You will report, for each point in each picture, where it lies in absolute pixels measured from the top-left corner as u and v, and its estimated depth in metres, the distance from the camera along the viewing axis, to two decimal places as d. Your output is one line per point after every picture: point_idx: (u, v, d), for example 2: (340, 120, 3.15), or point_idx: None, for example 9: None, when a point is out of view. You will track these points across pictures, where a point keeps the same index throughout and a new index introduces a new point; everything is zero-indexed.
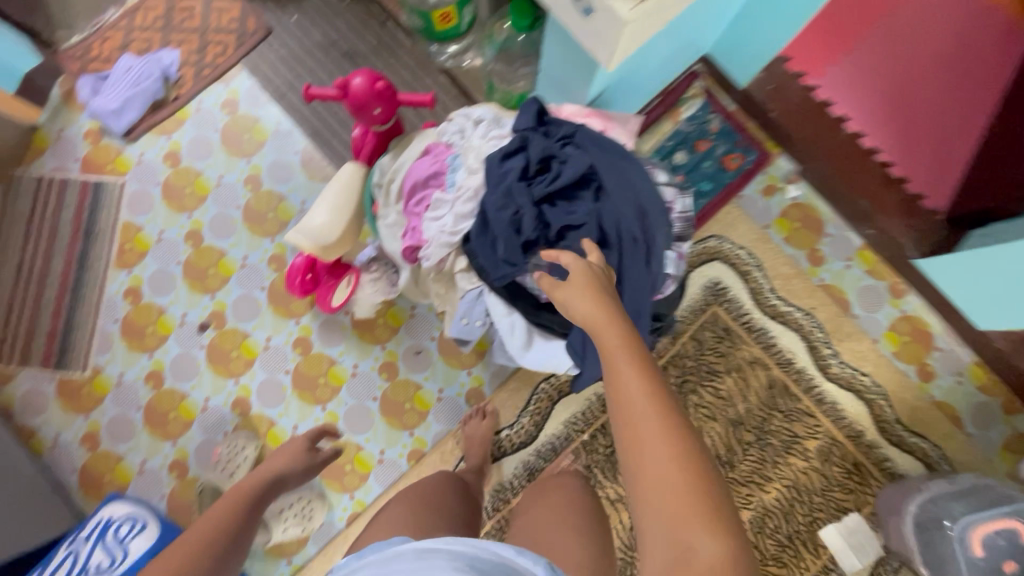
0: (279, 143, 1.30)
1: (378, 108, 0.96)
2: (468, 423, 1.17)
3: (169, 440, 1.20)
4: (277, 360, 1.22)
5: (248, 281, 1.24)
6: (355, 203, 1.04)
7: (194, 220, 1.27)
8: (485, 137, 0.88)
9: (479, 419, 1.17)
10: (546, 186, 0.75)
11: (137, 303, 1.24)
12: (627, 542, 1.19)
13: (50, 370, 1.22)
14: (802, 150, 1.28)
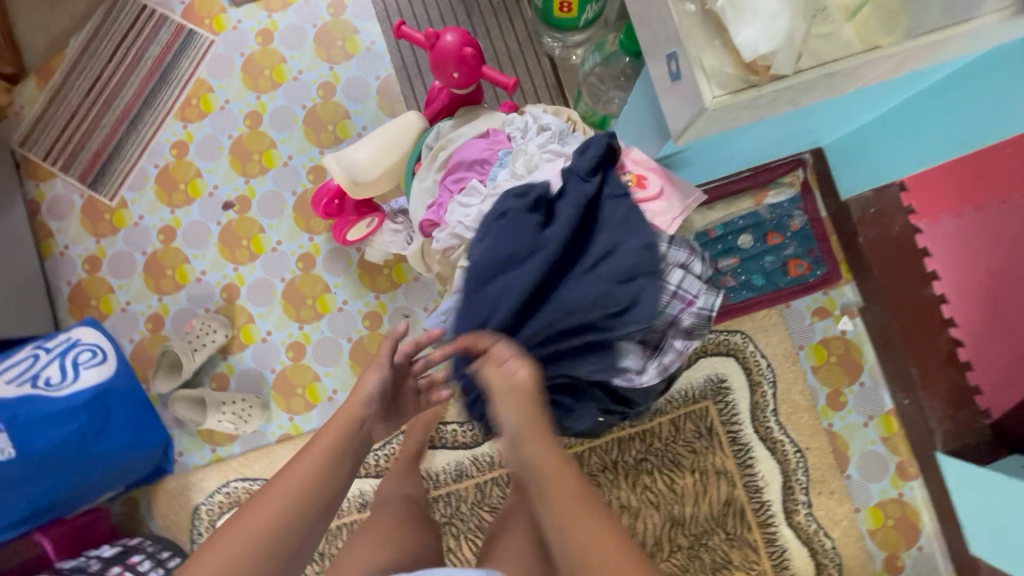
0: (366, 63, 1.28)
1: (457, 71, 0.91)
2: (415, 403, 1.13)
3: (157, 294, 1.25)
4: (276, 265, 1.25)
5: (283, 181, 1.26)
6: (400, 155, 1.02)
7: (260, 104, 1.28)
8: (542, 147, 0.82)
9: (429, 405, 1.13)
10: (563, 223, 0.70)
11: (179, 158, 1.28)
12: None
13: (83, 185, 1.27)
14: (872, 288, 1.16)
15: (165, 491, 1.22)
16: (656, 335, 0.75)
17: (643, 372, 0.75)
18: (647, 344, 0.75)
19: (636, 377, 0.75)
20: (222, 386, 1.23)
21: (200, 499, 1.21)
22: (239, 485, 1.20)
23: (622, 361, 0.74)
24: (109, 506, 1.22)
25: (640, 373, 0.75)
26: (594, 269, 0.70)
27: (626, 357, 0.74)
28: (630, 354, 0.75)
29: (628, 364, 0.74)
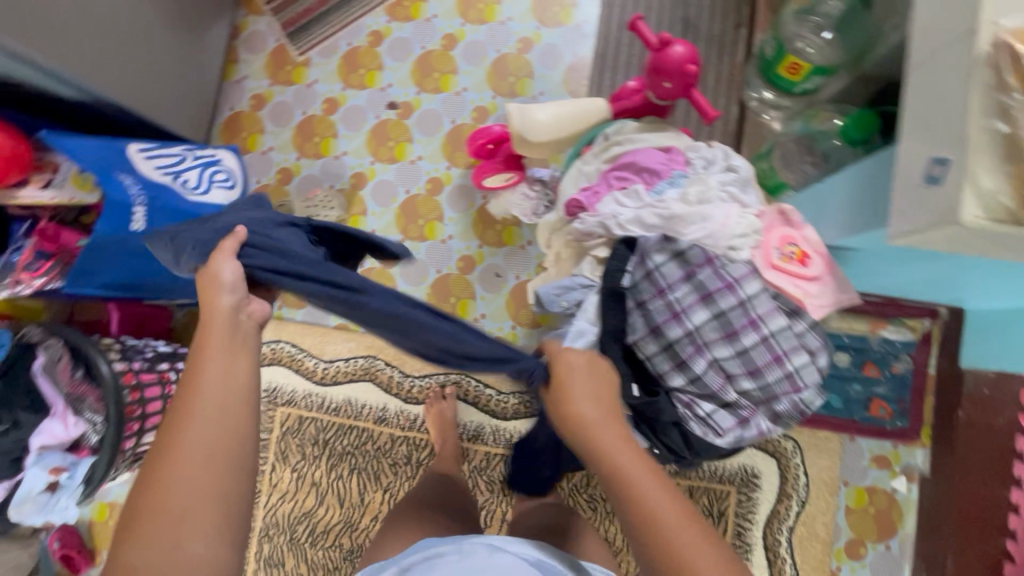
0: (570, 38, 1.32)
1: (671, 84, 0.92)
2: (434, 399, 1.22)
3: (296, 153, 1.33)
4: (408, 176, 1.31)
5: (448, 107, 1.32)
6: (573, 132, 1.04)
7: (461, 31, 1.34)
8: (722, 184, 0.81)
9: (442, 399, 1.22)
10: (713, 257, 0.73)
11: (370, 46, 1.35)
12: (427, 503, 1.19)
13: (282, 32, 1.37)
14: (946, 464, 1.12)
15: None
16: (747, 404, 0.72)
17: (720, 432, 0.72)
18: (734, 407, 0.72)
19: (709, 433, 0.72)
20: None
21: None
22: (286, 347, 1.28)
23: (703, 410, 0.72)
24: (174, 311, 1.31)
25: (717, 432, 0.72)
26: (724, 313, 0.70)
27: (709, 409, 0.72)
28: (714, 409, 0.72)
29: (709, 417, 0.72)
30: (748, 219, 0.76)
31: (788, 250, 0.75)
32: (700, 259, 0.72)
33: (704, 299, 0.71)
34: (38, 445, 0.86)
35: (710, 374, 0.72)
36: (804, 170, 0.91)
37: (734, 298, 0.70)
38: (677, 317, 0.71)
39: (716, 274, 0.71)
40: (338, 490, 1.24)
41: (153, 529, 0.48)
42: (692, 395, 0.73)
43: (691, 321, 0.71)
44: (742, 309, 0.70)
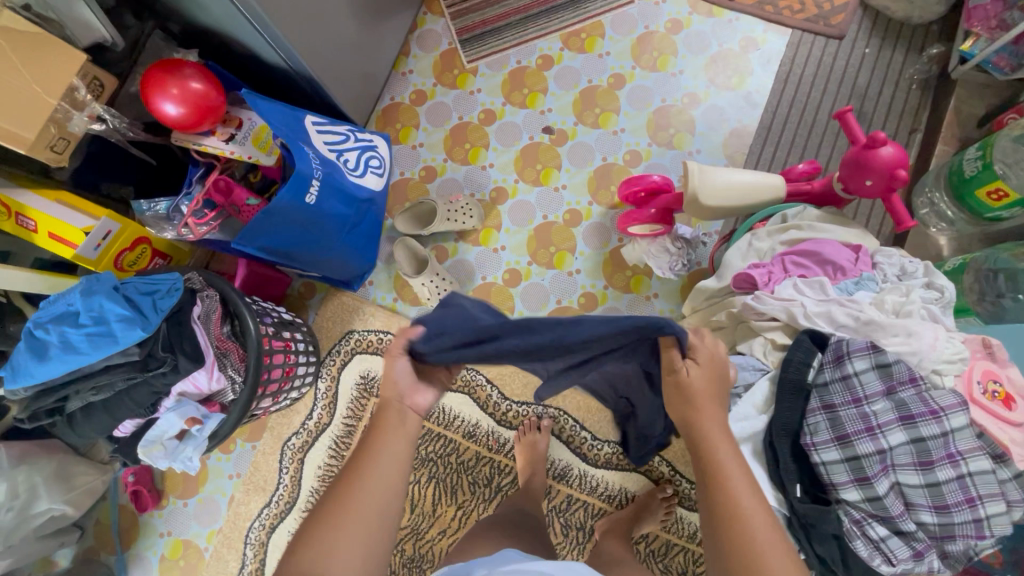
0: (738, 103, 1.31)
1: (873, 182, 0.90)
2: (524, 432, 1.20)
3: (445, 155, 1.35)
4: (549, 202, 1.31)
5: (603, 144, 1.32)
6: (746, 203, 1.03)
7: (631, 74, 1.35)
8: (922, 301, 0.79)
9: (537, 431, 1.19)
10: (918, 377, 0.70)
11: (539, 69, 1.37)
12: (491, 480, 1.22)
13: (456, 37, 1.39)
14: None
15: (339, 301, 1.31)
16: (922, 537, 0.69)
17: (888, 560, 0.69)
18: (906, 535, 0.69)
19: (875, 556, 0.69)
20: (438, 258, 1.31)
21: (358, 328, 1.30)
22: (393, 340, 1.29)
23: (875, 532, 0.70)
24: (293, 279, 1.33)
25: (884, 557, 0.69)
26: (924, 440, 0.68)
27: (881, 534, 0.69)
28: (885, 533, 0.70)
29: (878, 541, 0.69)
30: (954, 345, 0.73)
31: (991, 387, 0.72)
32: (906, 376, 0.70)
33: (904, 420, 0.69)
34: (179, 391, 0.88)
35: (891, 497, 0.69)
36: (1000, 302, 0.86)
37: (937, 428, 0.67)
38: (870, 431, 0.69)
39: (921, 398, 0.69)
40: (411, 495, 1.23)
41: (325, 537, 0.58)
42: (865, 513, 0.70)
43: (886, 438, 0.69)
44: (943, 441, 0.67)
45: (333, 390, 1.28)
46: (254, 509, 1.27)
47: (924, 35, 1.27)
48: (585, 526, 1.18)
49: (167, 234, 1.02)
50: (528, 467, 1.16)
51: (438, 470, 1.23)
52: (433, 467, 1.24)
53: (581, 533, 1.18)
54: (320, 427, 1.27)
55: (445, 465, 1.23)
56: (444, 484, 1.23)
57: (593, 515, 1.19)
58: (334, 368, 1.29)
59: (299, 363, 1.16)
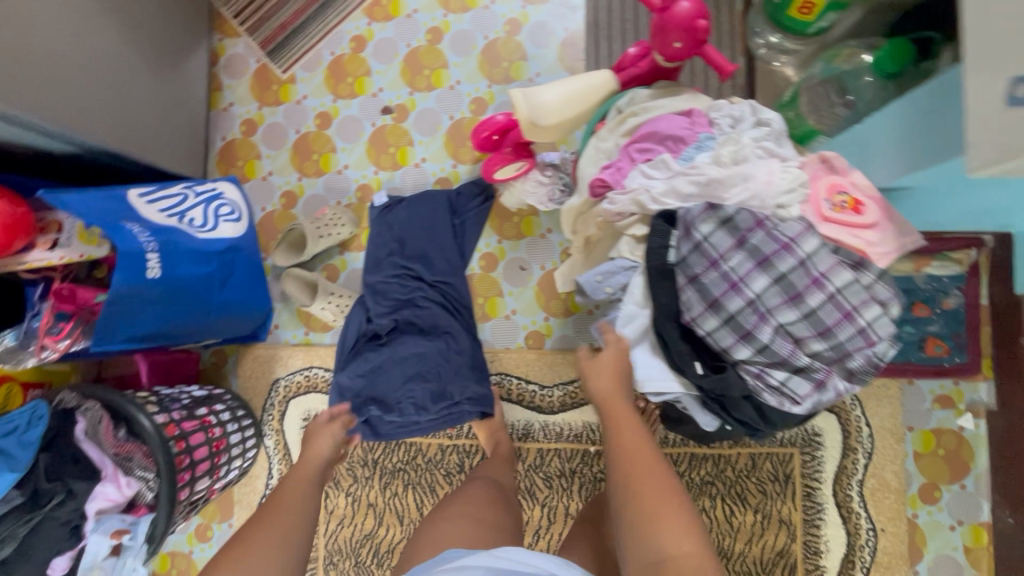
0: (559, 11, 1.26)
1: (682, 42, 0.87)
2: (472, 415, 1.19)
3: (297, 174, 1.29)
4: (415, 179, 1.26)
5: (445, 103, 1.27)
6: (585, 108, 1.00)
7: (445, 22, 1.28)
8: (756, 141, 0.77)
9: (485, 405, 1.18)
10: (764, 219, 0.69)
11: (354, 53, 1.30)
12: (461, 467, 1.21)
13: (262, 52, 1.32)
14: (1014, 394, 1.07)
15: (253, 356, 1.27)
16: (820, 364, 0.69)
17: (796, 399, 0.69)
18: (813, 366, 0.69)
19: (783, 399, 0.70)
20: (331, 277, 1.27)
21: (281, 374, 1.26)
22: (320, 373, 1.25)
23: (775, 379, 0.69)
24: (200, 352, 1.28)
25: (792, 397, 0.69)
26: (784, 276, 0.67)
27: (781, 379, 0.69)
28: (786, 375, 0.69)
29: (782, 385, 0.69)
30: (790, 173, 0.72)
31: (839, 199, 0.71)
32: (752, 223, 0.68)
33: (761, 262, 0.68)
34: (95, 511, 0.85)
35: (778, 341, 0.68)
36: (840, 111, 0.84)
37: (792, 259, 0.67)
38: (733, 286, 0.68)
39: (771, 235, 0.68)
40: (395, 509, 1.22)
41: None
42: (761, 365, 0.70)
43: (753, 283, 0.68)
44: (801, 269, 0.67)
45: (283, 443, 1.25)
46: None
47: None
48: (565, 472, 1.19)
49: (30, 362, 0.97)
50: (488, 440, 1.16)
51: (409, 476, 1.22)
52: (404, 475, 1.22)
53: (562, 483, 1.18)
54: None
55: (413, 468, 1.22)
56: (420, 487, 1.22)
57: (568, 458, 1.19)
58: (274, 421, 1.25)
59: (229, 430, 1.12)
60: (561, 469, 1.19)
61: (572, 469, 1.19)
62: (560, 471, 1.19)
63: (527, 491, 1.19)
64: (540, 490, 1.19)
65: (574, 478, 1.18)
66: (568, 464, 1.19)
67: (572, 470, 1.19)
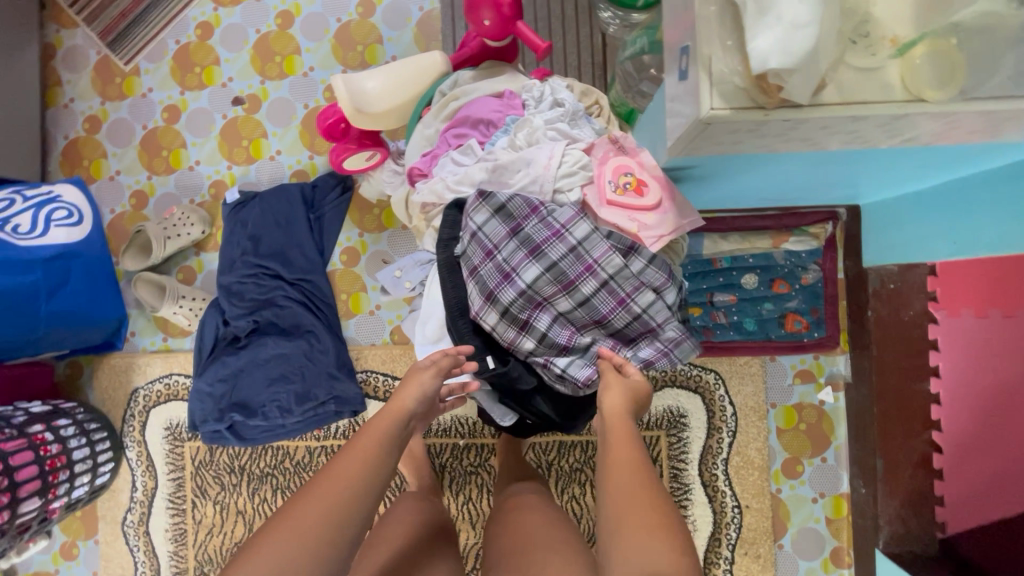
0: None
1: (490, 20, 0.83)
2: (338, 416, 1.16)
3: (146, 172, 1.22)
4: (271, 173, 1.21)
5: (299, 91, 1.21)
6: (413, 93, 0.96)
7: (296, 5, 1.22)
8: (549, 123, 0.74)
9: (350, 404, 1.15)
10: (538, 206, 0.67)
11: (201, 41, 1.22)
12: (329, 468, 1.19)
13: (102, 43, 1.24)
14: (865, 366, 1.08)
15: (110, 366, 1.21)
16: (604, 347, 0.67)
17: (582, 384, 0.66)
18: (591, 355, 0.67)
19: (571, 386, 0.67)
20: (187, 280, 1.22)
21: (140, 383, 1.21)
22: (181, 380, 1.20)
23: (556, 369, 0.67)
24: (54, 364, 1.21)
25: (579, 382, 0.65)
26: (554, 262, 0.65)
27: (566, 363, 0.67)
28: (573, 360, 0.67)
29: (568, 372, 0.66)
30: (573, 155, 0.69)
31: (623, 180, 0.68)
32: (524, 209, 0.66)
33: (534, 250, 0.66)
34: None
35: (558, 328, 0.67)
36: (646, 89, 0.82)
37: (562, 246, 0.65)
38: (507, 276, 0.66)
39: (542, 222, 0.66)
40: (264, 514, 1.19)
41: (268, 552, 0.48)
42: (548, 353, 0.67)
43: (527, 272, 0.66)
44: (571, 255, 0.65)
45: (145, 455, 1.21)
46: None
47: None
48: (435, 467, 1.17)
49: None
50: None
51: (278, 481, 1.19)
52: (273, 480, 1.19)
53: (433, 478, 1.17)
54: (149, 493, 1.21)
55: (281, 472, 1.19)
56: (289, 490, 1.19)
57: (438, 453, 1.17)
58: (136, 432, 1.21)
59: (72, 446, 1.08)
60: (432, 465, 1.17)
61: (442, 464, 1.17)
62: (430, 467, 1.17)
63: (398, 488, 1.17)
64: (413, 487, 1.17)
65: (446, 473, 1.17)
66: (438, 460, 1.17)
67: (442, 465, 1.17)
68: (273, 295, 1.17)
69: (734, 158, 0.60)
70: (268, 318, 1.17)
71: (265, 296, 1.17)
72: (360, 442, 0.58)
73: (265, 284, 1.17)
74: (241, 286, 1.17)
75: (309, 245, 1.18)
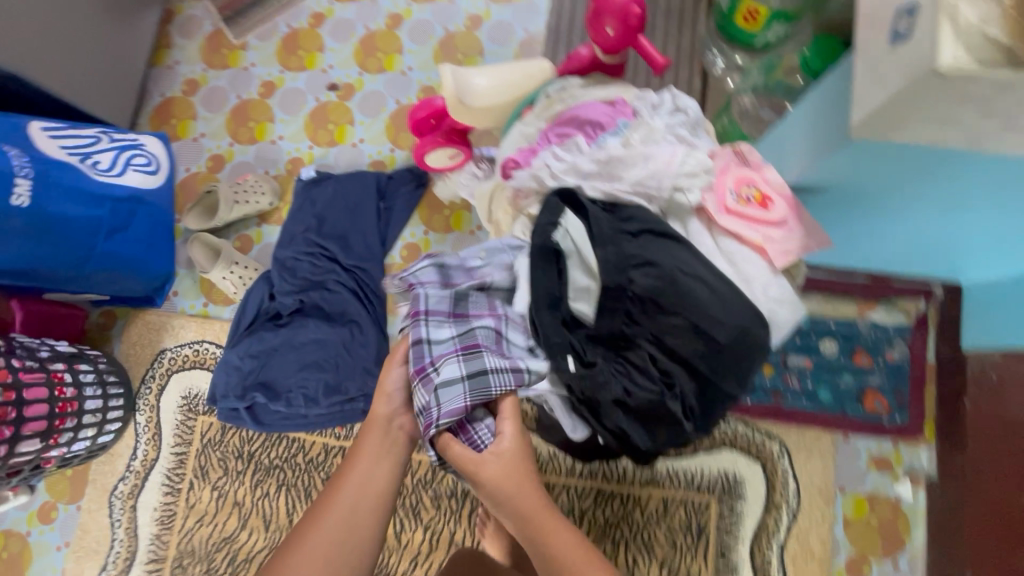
0: (522, 14, 1.24)
1: (613, 29, 0.83)
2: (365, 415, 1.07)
3: (230, 139, 1.24)
4: (350, 158, 1.21)
5: (393, 87, 1.23)
6: (515, 94, 0.95)
7: (408, 10, 1.26)
8: (668, 127, 0.71)
9: None
10: (650, 211, 0.64)
11: (311, 29, 1.27)
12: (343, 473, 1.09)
13: (219, 16, 1.29)
14: (956, 463, 0.96)
15: (144, 321, 1.17)
16: (518, 392, 0.64)
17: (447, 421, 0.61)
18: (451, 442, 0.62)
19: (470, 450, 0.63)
20: (243, 249, 1.19)
21: (169, 345, 1.15)
22: (210, 348, 1.14)
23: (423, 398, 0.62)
24: (89, 310, 1.17)
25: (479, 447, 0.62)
26: (472, 335, 0.64)
27: (421, 404, 0.62)
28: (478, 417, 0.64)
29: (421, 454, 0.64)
30: (696, 157, 0.65)
31: (745, 192, 0.64)
32: (636, 212, 0.64)
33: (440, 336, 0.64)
34: None
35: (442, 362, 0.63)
36: None
37: (488, 322, 0.65)
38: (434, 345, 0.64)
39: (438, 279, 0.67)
40: (263, 511, 1.08)
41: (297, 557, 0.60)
42: (440, 420, 0.60)
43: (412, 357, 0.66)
44: (493, 335, 0.65)
45: (155, 422, 1.13)
46: None
47: None
48: (456, 492, 1.06)
49: None
50: None
51: (285, 477, 1.09)
52: (280, 474, 1.09)
53: (452, 505, 1.06)
54: (148, 464, 1.12)
55: (290, 468, 1.09)
56: (294, 489, 1.09)
57: (462, 478, 1.07)
58: (151, 396, 1.13)
59: (86, 395, 1.02)
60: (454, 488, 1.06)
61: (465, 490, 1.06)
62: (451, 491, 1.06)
63: (413, 509, 1.06)
64: (428, 511, 1.06)
65: (466, 501, 1.06)
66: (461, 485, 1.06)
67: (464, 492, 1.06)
68: (326, 279, 1.13)
69: (889, 169, 0.54)
70: (315, 301, 1.12)
71: (319, 278, 1.13)
72: (327, 501, 0.64)
73: (321, 267, 1.13)
74: (297, 264, 1.13)
75: (374, 235, 1.15)
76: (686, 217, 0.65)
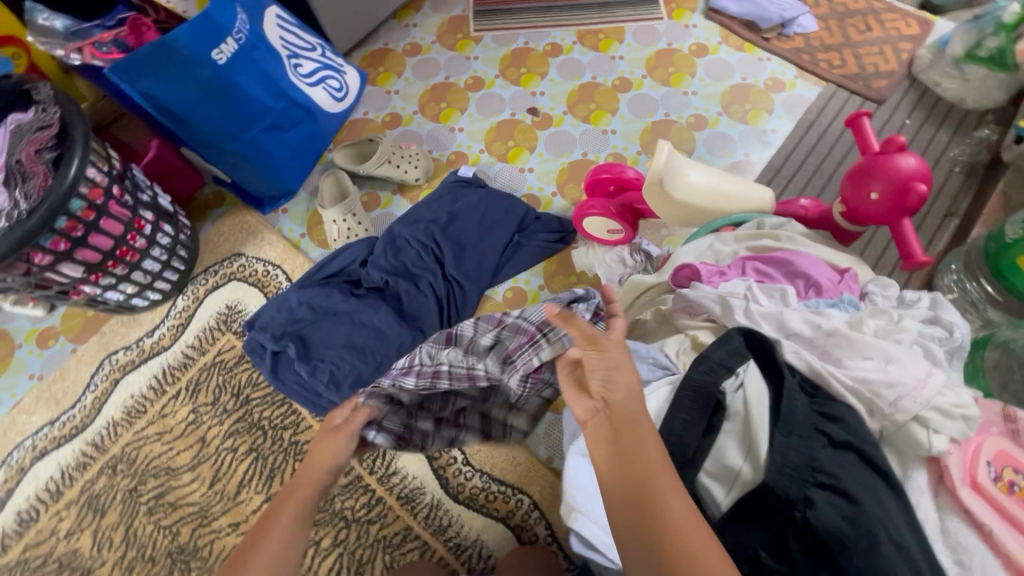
0: (751, 139, 1.14)
1: (879, 195, 0.69)
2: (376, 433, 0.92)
3: (416, 107, 1.22)
4: (512, 180, 1.14)
5: (589, 139, 1.16)
6: (717, 205, 0.83)
7: (640, 81, 1.21)
8: (918, 334, 0.54)
9: None
10: (866, 426, 0.47)
11: (544, 54, 1.26)
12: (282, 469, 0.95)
13: (471, 7, 1.32)
14: None
15: (241, 219, 1.12)
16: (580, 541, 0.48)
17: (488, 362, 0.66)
18: (549, 319, 0.52)
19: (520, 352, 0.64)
20: (366, 205, 1.14)
21: (248, 253, 1.09)
22: (280, 278, 1.07)
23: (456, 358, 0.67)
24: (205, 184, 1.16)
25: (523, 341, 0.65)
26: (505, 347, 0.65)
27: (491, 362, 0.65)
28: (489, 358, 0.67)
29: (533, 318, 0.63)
30: (958, 394, 0.47)
31: (1008, 477, 0.45)
32: (848, 417, 0.46)
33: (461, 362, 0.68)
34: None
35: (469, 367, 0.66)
36: None
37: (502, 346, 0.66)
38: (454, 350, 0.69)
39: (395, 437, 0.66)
40: (217, 464, 0.95)
41: None
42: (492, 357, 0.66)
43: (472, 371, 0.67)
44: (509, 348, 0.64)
45: (188, 314, 1.05)
46: (33, 425, 0.99)
47: (980, 122, 1.10)
48: None
49: (56, 52, 0.85)
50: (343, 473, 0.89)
51: (244, 445, 0.96)
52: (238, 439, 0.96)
53: None
54: (155, 349, 1.03)
55: (260, 435, 0.96)
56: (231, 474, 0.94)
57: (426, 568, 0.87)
58: (201, 288, 1.07)
59: (151, 254, 0.96)
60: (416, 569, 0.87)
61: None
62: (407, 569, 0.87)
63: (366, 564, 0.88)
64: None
65: None
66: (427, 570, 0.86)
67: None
68: (422, 276, 1.02)
69: None
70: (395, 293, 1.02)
71: (414, 272, 1.02)
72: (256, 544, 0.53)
73: (422, 263, 1.03)
74: (406, 247, 1.04)
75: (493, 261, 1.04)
76: (909, 465, 0.47)
